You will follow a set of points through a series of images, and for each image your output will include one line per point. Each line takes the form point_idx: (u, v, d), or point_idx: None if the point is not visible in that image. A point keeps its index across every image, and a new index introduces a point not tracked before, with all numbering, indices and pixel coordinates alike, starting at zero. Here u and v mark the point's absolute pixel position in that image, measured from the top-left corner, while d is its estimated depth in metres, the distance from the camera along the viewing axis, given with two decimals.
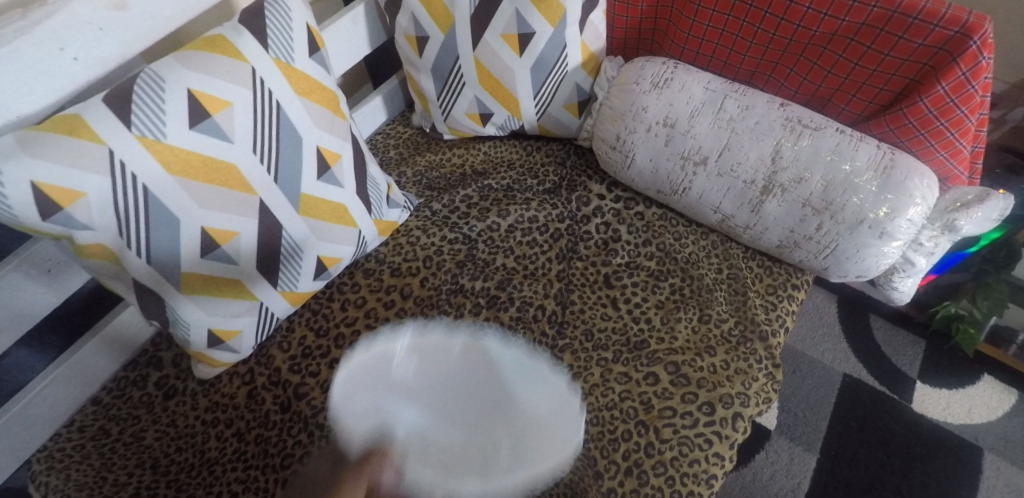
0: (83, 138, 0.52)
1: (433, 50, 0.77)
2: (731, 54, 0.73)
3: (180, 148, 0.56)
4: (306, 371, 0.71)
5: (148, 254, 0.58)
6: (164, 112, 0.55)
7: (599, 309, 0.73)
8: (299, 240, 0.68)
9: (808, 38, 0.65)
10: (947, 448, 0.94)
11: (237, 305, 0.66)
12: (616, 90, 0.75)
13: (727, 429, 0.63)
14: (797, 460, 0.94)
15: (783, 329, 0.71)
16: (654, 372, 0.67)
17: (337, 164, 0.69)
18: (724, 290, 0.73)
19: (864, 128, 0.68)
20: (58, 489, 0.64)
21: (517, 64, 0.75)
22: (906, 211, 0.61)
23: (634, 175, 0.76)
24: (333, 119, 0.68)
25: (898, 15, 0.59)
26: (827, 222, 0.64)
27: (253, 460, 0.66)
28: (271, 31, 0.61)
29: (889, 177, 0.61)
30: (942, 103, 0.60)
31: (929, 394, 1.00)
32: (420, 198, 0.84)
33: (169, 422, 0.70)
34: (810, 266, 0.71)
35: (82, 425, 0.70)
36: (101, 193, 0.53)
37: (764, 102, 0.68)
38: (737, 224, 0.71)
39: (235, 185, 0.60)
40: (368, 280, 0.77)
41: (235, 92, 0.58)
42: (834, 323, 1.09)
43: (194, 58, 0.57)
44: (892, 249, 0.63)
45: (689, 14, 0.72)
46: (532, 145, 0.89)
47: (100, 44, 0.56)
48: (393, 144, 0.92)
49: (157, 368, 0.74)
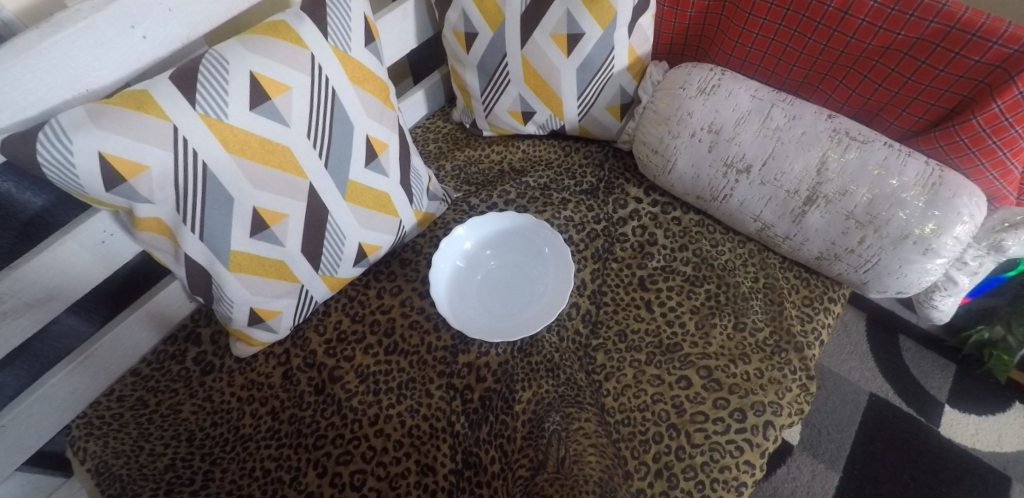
0: (150, 113, 0.53)
1: (480, 46, 0.78)
2: (779, 63, 0.73)
3: (240, 129, 0.57)
4: (341, 355, 0.72)
5: (201, 231, 0.60)
6: (226, 92, 0.56)
7: (632, 310, 0.74)
8: (342, 226, 0.69)
9: (860, 51, 0.65)
10: (973, 474, 0.94)
11: (280, 286, 0.68)
12: (661, 94, 0.75)
13: (758, 437, 0.63)
14: (819, 477, 0.94)
15: (818, 341, 0.70)
16: (686, 376, 0.67)
17: (383, 154, 0.70)
18: (760, 299, 0.73)
19: (912, 143, 0.67)
20: (96, 455, 0.66)
21: (563, 64, 0.76)
22: (953, 229, 0.60)
23: (674, 180, 0.77)
24: (383, 109, 0.69)
25: (956, 31, 0.59)
26: (870, 236, 0.64)
27: (286, 439, 0.67)
28: (331, 19, 0.62)
29: (937, 193, 0.61)
30: (996, 121, 0.59)
31: (957, 419, 0.99)
32: (458, 193, 0.86)
33: (205, 397, 0.71)
34: (848, 280, 0.71)
35: (121, 395, 0.72)
36: (162, 168, 0.55)
37: (812, 113, 0.68)
38: (777, 233, 0.71)
39: (288, 168, 0.62)
40: (404, 270, 0.78)
41: (294, 76, 0.59)
42: (862, 341, 1.08)
43: (257, 41, 0.58)
44: (936, 266, 0.63)
45: (739, 22, 0.73)
46: (571, 146, 0.89)
47: (167, 24, 0.58)
48: (433, 138, 0.94)
49: (196, 344, 0.75)
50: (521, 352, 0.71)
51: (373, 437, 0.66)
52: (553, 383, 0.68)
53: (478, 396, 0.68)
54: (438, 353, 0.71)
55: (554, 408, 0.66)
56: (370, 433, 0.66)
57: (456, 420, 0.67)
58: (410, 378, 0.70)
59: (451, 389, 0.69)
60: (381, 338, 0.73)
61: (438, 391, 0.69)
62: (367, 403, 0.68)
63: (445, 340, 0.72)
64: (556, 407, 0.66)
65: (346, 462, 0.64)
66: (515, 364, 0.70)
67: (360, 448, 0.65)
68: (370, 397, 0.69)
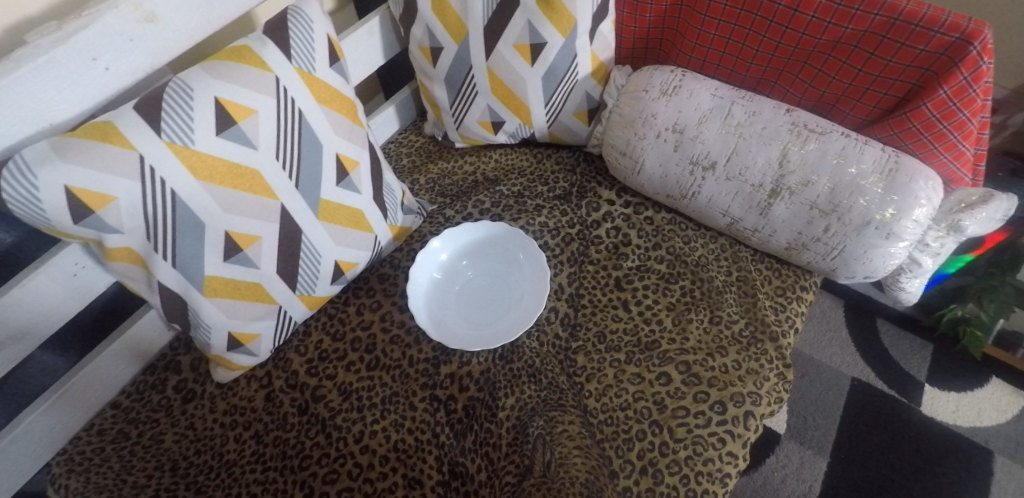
0: (115, 143, 0.54)
1: (446, 60, 0.80)
2: (737, 62, 0.75)
3: (207, 155, 0.58)
4: (323, 374, 0.72)
5: (174, 257, 0.60)
6: (192, 119, 0.56)
7: (610, 311, 0.75)
8: (317, 245, 0.69)
9: (812, 46, 0.68)
10: (956, 451, 0.95)
11: (257, 308, 0.68)
12: (626, 98, 0.77)
13: (739, 428, 0.64)
14: (808, 464, 0.95)
15: (793, 329, 0.72)
16: (666, 372, 0.68)
17: (355, 171, 0.70)
18: (733, 292, 0.74)
19: (869, 132, 0.70)
20: (78, 492, 0.65)
21: (528, 73, 0.77)
22: (912, 212, 0.62)
23: (644, 181, 0.78)
24: (352, 127, 0.70)
25: (901, 23, 0.61)
26: (834, 224, 0.66)
27: (272, 462, 0.67)
28: (294, 42, 0.63)
29: (894, 179, 0.63)
30: (945, 106, 0.62)
31: (938, 397, 1.01)
32: (433, 205, 0.86)
33: (187, 425, 0.70)
34: (818, 269, 0.72)
35: (102, 428, 0.71)
36: (130, 198, 0.55)
37: (771, 108, 0.70)
38: (746, 226, 0.73)
39: (259, 190, 0.62)
40: (383, 285, 0.78)
41: (259, 100, 0.60)
42: (842, 327, 1.10)
43: (221, 67, 0.59)
44: (899, 250, 0.64)
45: (696, 24, 0.75)
46: (543, 152, 0.91)
47: (129, 54, 0.58)
48: (406, 152, 0.95)
49: (176, 372, 0.74)
50: (502, 359, 0.71)
51: (359, 454, 0.66)
52: (536, 388, 0.69)
53: (462, 406, 0.68)
54: (420, 366, 0.71)
55: (537, 413, 0.66)
56: (356, 450, 0.66)
57: (441, 431, 0.67)
58: (393, 393, 0.70)
59: (435, 401, 0.69)
60: (363, 354, 0.73)
61: (421, 404, 0.69)
62: (352, 420, 0.68)
63: (426, 352, 0.72)
64: (540, 411, 0.67)
65: (332, 481, 0.64)
66: (497, 372, 0.70)
67: (347, 466, 0.65)
68: (354, 414, 0.68)
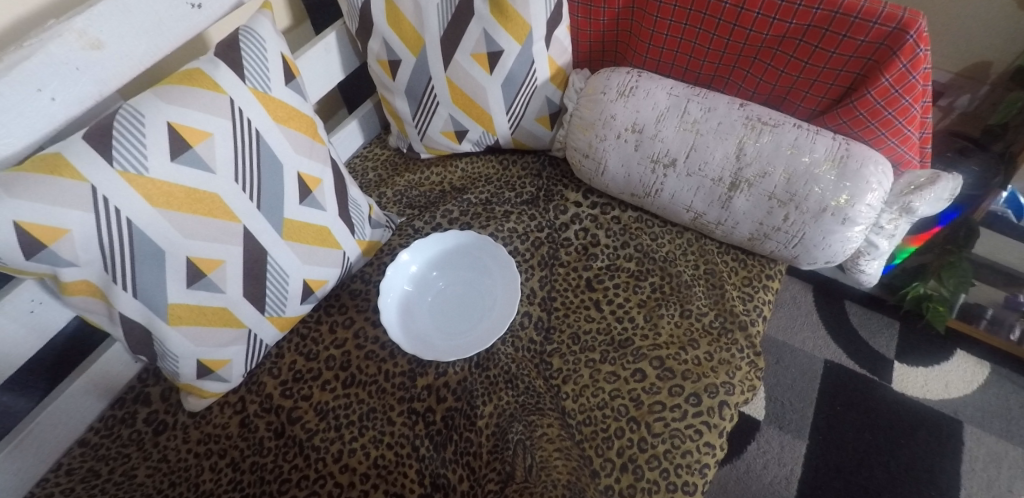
0: (65, 175, 0.52)
1: (405, 72, 0.80)
2: (691, 60, 0.77)
3: (163, 181, 0.57)
4: (299, 395, 0.71)
5: (134, 287, 0.58)
6: (144, 146, 0.56)
7: (583, 312, 0.76)
8: (283, 265, 0.68)
9: (760, 41, 0.69)
10: (928, 424, 0.98)
11: (226, 333, 0.67)
12: (585, 101, 0.78)
13: (715, 418, 0.64)
14: (788, 448, 0.97)
15: (761, 318, 0.73)
16: (641, 368, 0.69)
17: (318, 189, 0.70)
18: (702, 285, 0.76)
19: (820, 122, 0.72)
20: None
21: (487, 81, 0.78)
22: (865, 197, 0.64)
23: (608, 181, 0.79)
24: (312, 144, 0.69)
25: (841, 16, 0.63)
26: (793, 213, 0.67)
27: (250, 489, 0.65)
28: (247, 62, 0.62)
29: (846, 165, 0.65)
30: (888, 94, 0.64)
31: (908, 373, 1.04)
32: (402, 218, 0.86)
33: (160, 457, 0.68)
34: (781, 257, 0.74)
35: (71, 468, 0.68)
36: (84, 229, 0.54)
37: (725, 104, 0.72)
38: (709, 220, 0.74)
39: (219, 214, 0.61)
40: (355, 301, 0.78)
41: (213, 122, 0.59)
42: (812, 311, 1.12)
43: (172, 92, 0.58)
44: (856, 234, 0.66)
45: (649, 25, 0.77)
46: (508, 159, 0.91)
47: (76, 83, 0.57)
48: (371, 166, 0.94)
49: (146, 404, 0.73)
50: (478, 367, 0.72)
51: (339, 473, 0.65)
52: (513, 393, 0.69)
53: (440, 417, 0.68)
54: (396, 380, 0.71)
55: (516, 418, 0.67)
56: (335, 470, 0.65)
57: (420, 444, 0.67)
58: (370, 409, 0.69)
59: (413, 414, 0.69)
60: (338, 372, 0.72)
61: (400, 418, 0.69)
62: (329, 440, 0.67)
63: (402, 365, 0.72)
64: (519, 416, 0.67)
65: None
66: (474, 380, 0.70)
67: (327, 486, 0.64)
68: (332, 433, 0.68)
